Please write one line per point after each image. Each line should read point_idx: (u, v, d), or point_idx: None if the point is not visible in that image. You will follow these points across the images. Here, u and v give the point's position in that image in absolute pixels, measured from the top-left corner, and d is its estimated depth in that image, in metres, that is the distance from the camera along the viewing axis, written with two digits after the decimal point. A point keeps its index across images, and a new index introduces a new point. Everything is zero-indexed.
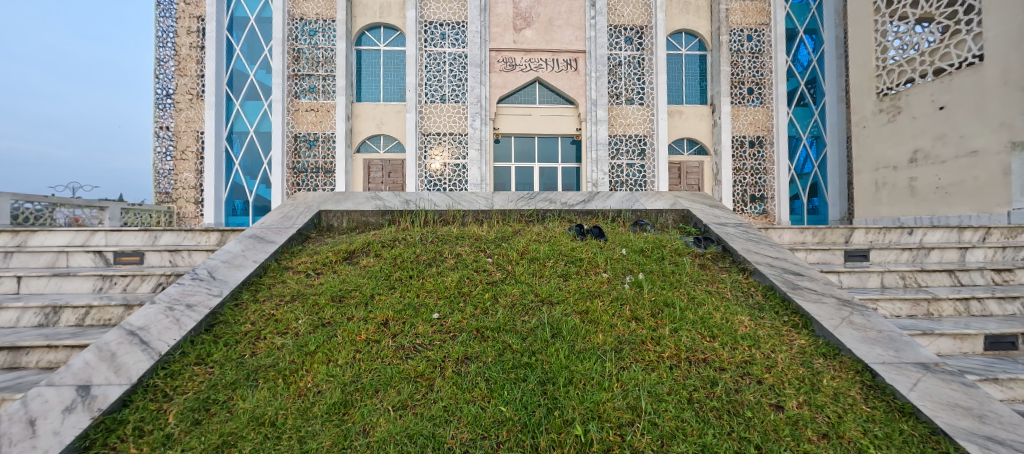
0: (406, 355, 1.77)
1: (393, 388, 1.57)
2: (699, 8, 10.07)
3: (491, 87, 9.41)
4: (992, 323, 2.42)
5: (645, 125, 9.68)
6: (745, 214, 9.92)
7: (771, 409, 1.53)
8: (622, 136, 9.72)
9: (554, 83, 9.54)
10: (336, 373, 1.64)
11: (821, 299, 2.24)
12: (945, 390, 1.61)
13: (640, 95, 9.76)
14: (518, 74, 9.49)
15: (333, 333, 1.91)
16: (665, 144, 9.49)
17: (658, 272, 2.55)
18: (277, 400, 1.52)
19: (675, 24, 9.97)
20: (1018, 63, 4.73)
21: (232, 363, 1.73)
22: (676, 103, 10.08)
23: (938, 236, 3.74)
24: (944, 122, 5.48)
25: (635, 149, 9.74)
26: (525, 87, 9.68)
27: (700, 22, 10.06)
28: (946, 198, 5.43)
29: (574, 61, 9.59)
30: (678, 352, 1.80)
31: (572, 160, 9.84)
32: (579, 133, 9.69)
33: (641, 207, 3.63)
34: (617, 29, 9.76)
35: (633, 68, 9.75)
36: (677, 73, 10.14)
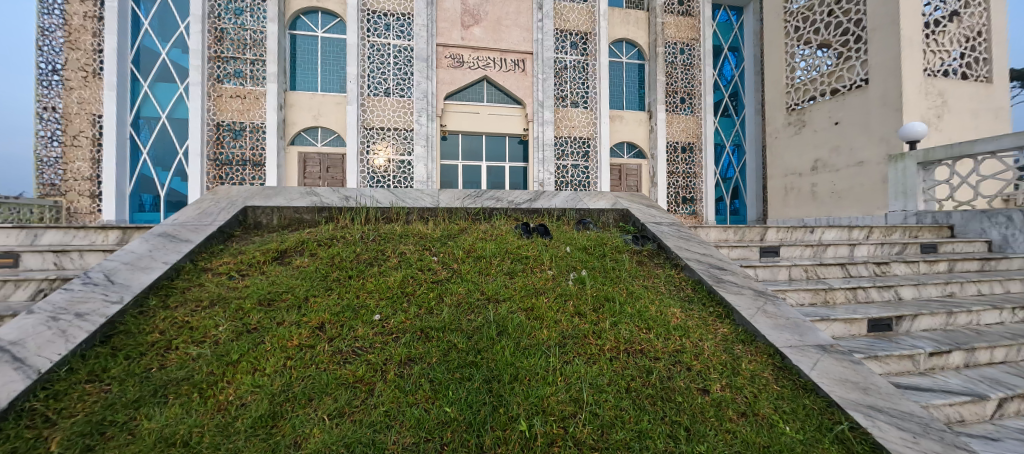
0: (343, 360, 1.68)
1: (329, 396, 1.49)
2: (638, 19, 10.62)
3: (438, 83, 9.23)
4: (873, 308, 2.83)
5: (588, 129, 10.05)
6: (678, 214, 10.64)
7: (699, 393, 1.67)
8: (567, 137, 10.00)
9: (501, 82, 9.58)
10: (263, 383, 1.52)
11: (740, 291, 2.48)
12: (839, 367, 1.85)
13: (584, 98, 10.11)
14: (465, 71, 9.40)
15: (260, 339, 1.77)
16: (607, 147, 9.92)
17: (599, 269, 2.68)
18: (190, 417, 1.38)
19: (617, 33, 10.44)
20: (894, 88, 5.55)
21: (135, 378, 1.54)
22: (617, 109, 10.57)
23: (833, 235, 4.29)
24: (838, 136, 6.32)
25: (578, 151, 10.07)
26: (472, 85, 9.60)
27: (638, 32, 10.61)
28: (839, 202, 6.26)
29: (521, 62, 9.71)
30: (618, 344, 1.90)
31: (518, 160, 9.95)
32: (526, 133, 9.82)
33: (585, 207, 3.75)
34: (563, 34, 10.02)
35: (577, 72, 10.07)
36: (618, 79, 10.63)
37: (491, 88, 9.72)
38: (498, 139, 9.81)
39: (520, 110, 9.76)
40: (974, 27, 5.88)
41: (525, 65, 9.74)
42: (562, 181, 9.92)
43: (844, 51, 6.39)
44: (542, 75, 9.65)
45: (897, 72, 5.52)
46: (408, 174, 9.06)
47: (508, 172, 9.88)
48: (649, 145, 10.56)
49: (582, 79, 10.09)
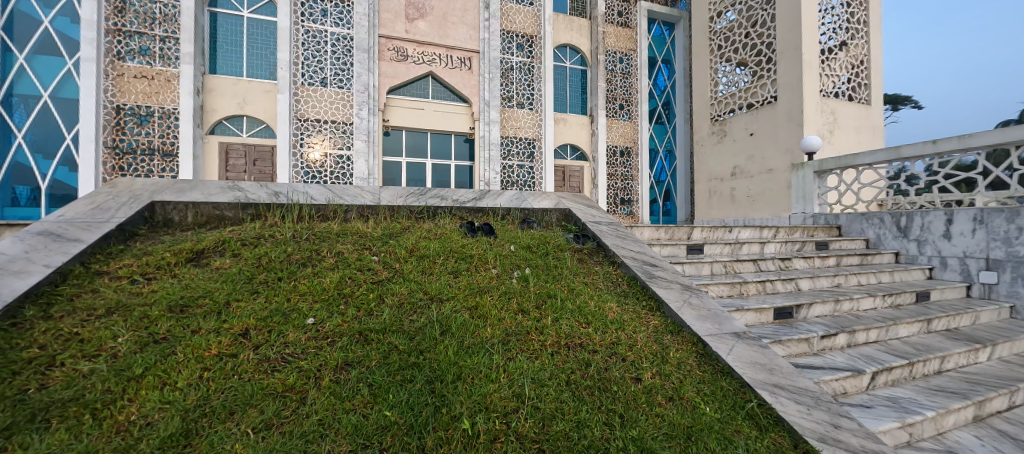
0: (271, 369, 1.58)
1: (254, 408, 1.40)
2: (581, 26, 11.01)
3: (381, 76, 8.89)
4: (779, 299, 3.21)
5: (533, 130, 10.25)
6: (616, 214, 11.19)
7: (632, 381, 1.79)
8: (513, 138, 10.11)
9: (447, 79, 9.45)
10: (174, 399, 1.39)
11: (669, 285, 2.69)
12: (749, 352, 2.08)
13: (530, 100, 10.29)
14: (410, 66, 9.16)
15: (171, 349, 1.61)
16: (551, 148, 10.19)
17: (543, 267, 2.77)
18: (81, 443, 1.23)
19: (561, 38, 10.75)
20: (797, 105, 6.30)
21: (6, 402, 1.33)
22: (561, 112, 10.88)
23: (749, 233, 4.78)
24: (753, 146, 7.06)
25: (524, 152, 10.21)
26: (416, 80, 9.37)
27: (581, 39, 11.00)
28: (753, 205, 6.98)
29: (468, 60, 9.66)
30: (557, 338, 1.97)
31: (464, 158, 9.88)
32: (472, 131, 9.79)
33: (528, 206, 3.84)
34: (510, 35, 10.12)
35: (523, 74, 10.23)
36: (562, 83, 10.95)
37: (436, 84, 9.55)
38: (443, 136, 9.66)
39: (466, 108, 9.70)
40: (859, 56, 6.85)
41: (471, 63, 9.70)
42: (508, 181, 9.99)
43: (758, 70, 7.14)
44: (488, 75, 9.67)
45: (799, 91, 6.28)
46: (348, 170, 8.63)
47: (453, 170, 9.77)
48: (591, 147, 11.00)
49: (528, 81, 10.26)
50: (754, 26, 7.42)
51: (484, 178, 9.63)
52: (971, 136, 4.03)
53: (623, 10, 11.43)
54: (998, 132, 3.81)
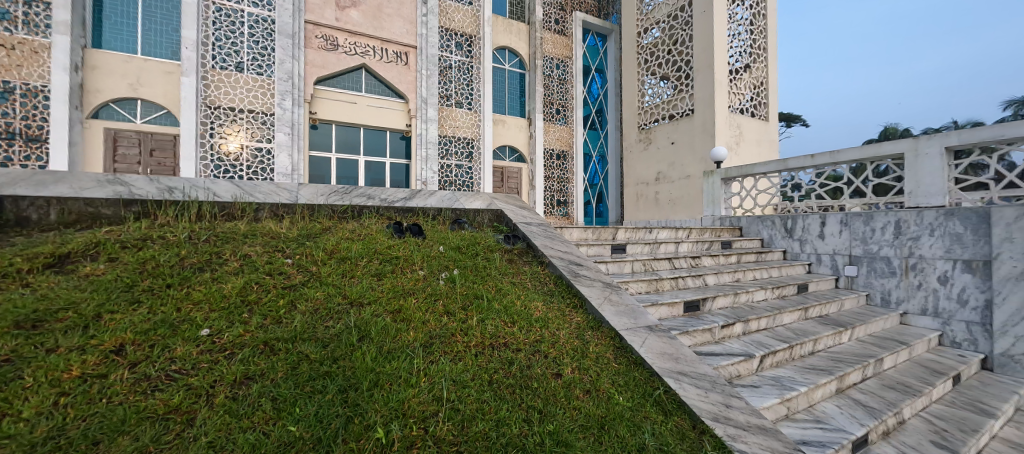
0: (150, 389, 1.39)
1: (126, 436, 1.23)
2: (520, 30, 11.18)
3: (307, 65, 8.27)
4: (688, 293, 3.54)
5: (472, 130, 10.19)
6: (552, 215, 11.50)
7: (552, 377, 1.86)
8: (452, 137, 9.96)
9: (381, 73, 9.05)
10: (18, 432, 1.18)
11: (592, 283, 2.83)
12: (659, 343, 2.26)
13: (469, 99, 10.22)
14: (340, 56, 8.64)
15: (15, 374, 1.36)
16: (490, 149, 10.22)
17: (471, 267, 2.76)
18: None
19: (500, 40, 10.81)
20: (709, 119, 7.05)
21: None
22: (500, 113, 10.93)
23: (667, 234, 5.18)
24: (674, 154, 7.78)
25: (462, 151, 10.11)
26: (348, 72, 8.86)
27: (520, 43, 11.17)
28: (674, 208, 7.69)
29: (404, 55, 9.35)
30: (482, 338, 1.99)
31: (401, 156, 9.49)
32: (408, 129, 9.48)
33: (460, 207, 3.81)
34: (448, 33, 9.96)
35: (462, 73, 10.12)
36: (501, 85, 11.00)
37: (369, 77, 9.10)
38: (378, 132, 9.21)
39: (402, 104, 9.38)
40: (760, 78, 7.76)
41: (408, 58, 9.40)
42: (445, 181, 9.83)
43: (678, 85, 7.87)
44: (426, 72, 9.45)
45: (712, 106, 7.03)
46: (269, 164, 7.86)
47: (389, 168, 9.35)
48: (529, 150, 11.21)
49: (467, 80, 10.19)
50: (675, 44, 8.12)
51: (420, 178, 9.40)
52: (839, 152, 4.74)
53: (559, 18, 11.82)
54: (859, 150, 4.52)
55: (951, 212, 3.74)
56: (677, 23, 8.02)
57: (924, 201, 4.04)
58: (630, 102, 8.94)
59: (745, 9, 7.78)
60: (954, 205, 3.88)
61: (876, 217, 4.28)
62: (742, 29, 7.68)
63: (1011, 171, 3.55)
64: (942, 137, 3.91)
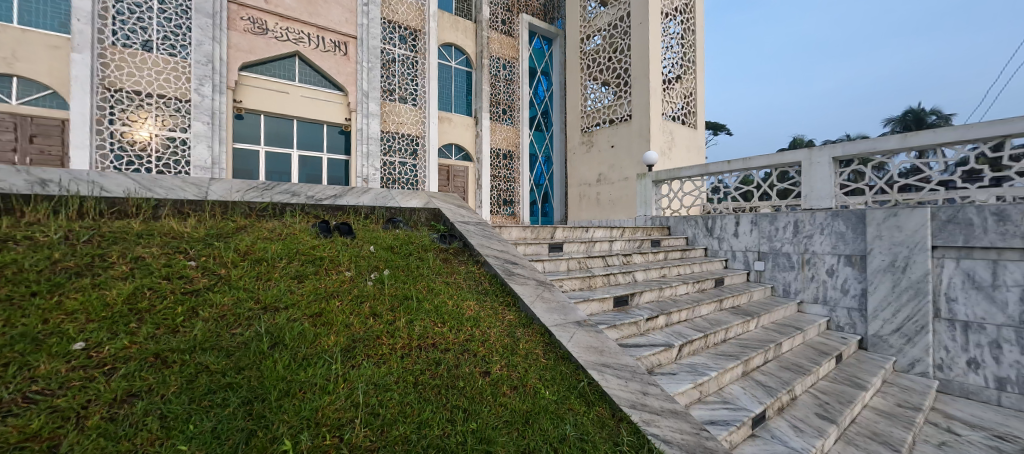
0: (1, 415, 1.20)
1: None
2: (467, 28, 11.06)
3: (230, 49, 7.45)
4: (619, 288, 3.74)
5: (416, 127, 9.86)
6: (499, 215, 11.50)
7: (480, 375, 1.87)
8: (395, 134, 9.55)
9: (317, 62, 8.44)
10: None
11: (526, 281, 2.88)
12: (587, 338, 2.36)
13: (413, 95, 9.90)
14: (270, 42, 7.92)
15: None
16: (435, 147, 10.00)
17: (403, 268, 2.69)
18: None
19: (446, 36, 10.61)
20: (645, 125, 7.61)
21: None
22: (446, 110, 10.72)
23: (603, 233, 5.41)
24: (614, 157, 8.30)
25: (406, 148, 9.76)
26: (279, 59, 8.14)
27: (467, 41, 11.04)
28: (614, 208, 8.21)
29: (343, 45, 8.82)
30: (409, 339, 1.95)
31: (339, 152, 8.90)
32: (348, 123, 8.93)
33: (395, 205, 3.69)
34: (391, 25, 9.58)
35: (406, 68, 9.79)
36: (447, 83, 10.80)
37: (303, 66, 8.44)
38: (314, 125, 8.56)
39: (341, 97, 8.83)
40: (689, 89, 8.40)
41: (348, 49, 8.88)
42: (388, 179, 9.40)
43: (618, 91, 8.36)
44: (367, 64, 9.00)
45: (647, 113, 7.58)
46: (184, 155, 6.92)
47: (326, 164, 8.70)
48: (475, 149, 11.12)
49: (412, 75, 9.86)
50: (615, 52, 8.56)
51: (361, 175, 8.89)
52: (750, 158, 5.27)
53: (506, 19, 11.88)
54: (766, 157, 5.05)
55: (837, 213, 4.30)
56: (616, 32, 8.44)
57: (817, 204, 4.59)
58: (574, 106, 9.33)
59: (677, 24, 8.36)
60: (839, 207, 4.45)
61: (779, 218, 4.80)
62: (674, 42, 8.26)
63: (881, 179, 4.16)
64: (831, 148, 4.49)
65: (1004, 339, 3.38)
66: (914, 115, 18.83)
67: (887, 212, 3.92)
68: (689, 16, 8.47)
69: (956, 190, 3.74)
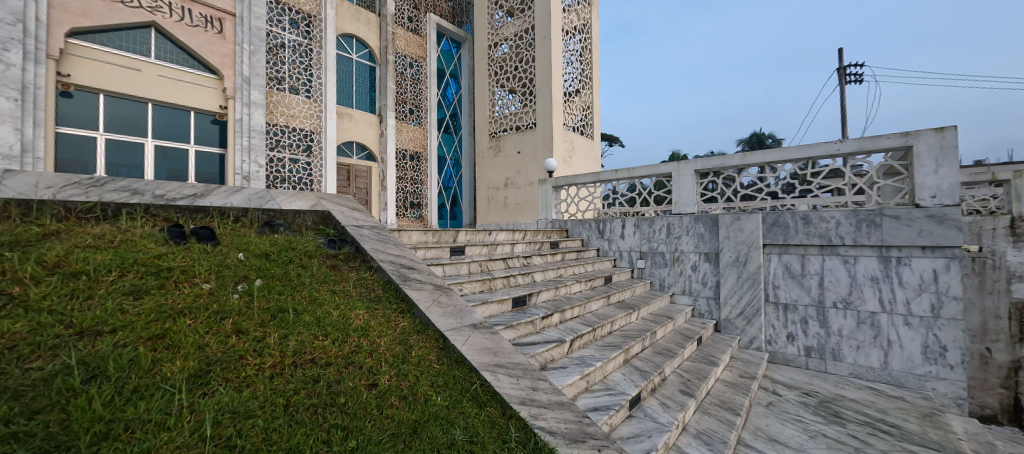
0: None
1: None
2: (369, 20, 10.41)
3: (54, 9, 5.80)
4: (517, 290, 3.86)
5: (311, 121, 8.81)
6: (405, 218, 11.00)
7: (364, 389, 1.76)
8: (283, 127, 8.35)
9: (181, 38, 6.96)
10: None
11: (422, 286, 2.74)
12: (482, 340, 2.36)
13: (307, 87, 8.82)
14: (116, 8, 6.30)
15: None
16: (334, 145, 9.00)
17: (280, 277, 2.40)
18: None
19: (345, 26, 9.84)
20: (548, 133, 8.04)
21: None
22: (346, 106, 9.94)
23: (505, 235, 5.52)
24: (518, 162, 8.62)
25: (298, 144, 8.60)
26: (126, 28, 6.49)
27: (368, 33, 10.39)
28: (519, 211, 8.58)
29: (217, 22, 7.42)
30: (281, 358, 1.77)
31: (213, 144, 7.44)
32: (223, 112, 7.52)
33: (275, 207, 3.27)
34: (280, 6, 8.44)
35: (298, 55, 8.69)
36: (347, 76, 10.02)
37: (161, 39, 6.87)
38: (176, 111, 7.04)
39: (216, 81, 7.42)
40: (587, 103, 9.09)
41: (223, 26, 7.50)
42: (275, 177, 8.15)
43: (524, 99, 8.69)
44: (249, 46, 7.71)
45: (550, 122, 8.02)
46: None
47: (192, 157, 7.18)
48: (379, 148, 10.51)
49: (304, 64, 8.78)
50: (521, 62, 8.89)
51: (241, 171, 7.52)
52: (633, 168, 5.89)
53: (412, 16, 11.48)
54: (647, 168, 5.69)
55: (698, 218, 5.02)
56: (522, 43, 8.76)
57: (682, 209, 5.27)
58: (482, 110, 9.44)
59: (576, 42, 9.00)
60: (700, 212, 5.19)
61: (656, 221, 5.43)
62: (573, 58, 8.87)
63: (730, 190, 4.99)
64: (693, 163, 5.21)
65: (809, 316, 4.30)
66: (756, 137, 23.04)
67: (732, 216, 4.70)
68: (587, 36, 9.18)
69: (780, 199, 4.64)
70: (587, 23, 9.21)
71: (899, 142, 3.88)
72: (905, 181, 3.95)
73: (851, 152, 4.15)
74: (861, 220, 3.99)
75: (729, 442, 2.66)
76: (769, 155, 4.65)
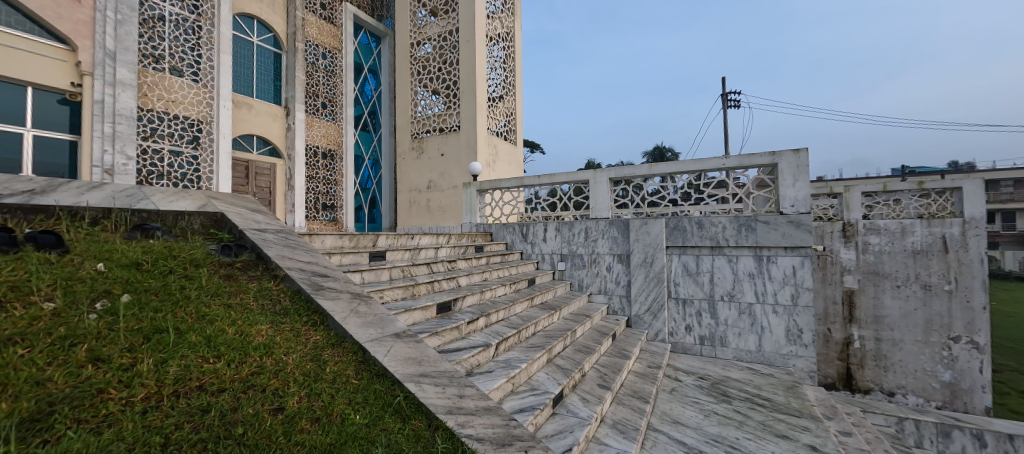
0: None
1: None
2: (274, 2, 9.45)
3: None
4: (443, 295, 3.74)
5: (199, 108, 7.66)
6: (317, 221, 10.11)
7: (268, 415, 1.55)
8: (161, 114, 7.13)
9: None
10: None
11: (338, 295, 2.49)
12: (405, 349, 2.20)
13: (193, 69, 7.65)
14: None
15: None
16: (229, 137, 7.91)
17: (156, 291, 2.01)
18: None
19: (245, 5, 8.81)
20: (472, 137, 8.00)
21: None
22: (244, 94, 8.86)
23: (428, 240, 5.33)
24: (442, 165, 8.46)
25: (182, 134, 7.42)
26: None
27: (273, 16, 9.42)
28: (443, 215, 8.41)
29: None
30: (158, 388, 1.49)
31: (62, 129, 6.10)
32: (76, 90, 6.16)
33: (151, 207, 2.76)
34: None
35: (182, 32, 7.50)
36: (246, 61, 8.95)
37: None
38: (6, 85, 5.66)
39: (65, 52, 6.06)
40: (510, 109, 9.23)
41: None
42: (149, 171, 6.93)
43: (447, 101, 8.56)
44: (115, 15, 6.44)
45: (474, 126, 7.99)
46: None
47: (29, 143, 5.79)
48: (285, 144, 9.53)
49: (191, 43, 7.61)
50: (444, 64, 8.75)
51: (103, 164, 6.25)
52: (554, 175, 6.09)
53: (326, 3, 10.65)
54: (567, 174, 5.94)
55: (612, 222, 5.37)
56: (446, 44, 8.63)
57: (598, 214, 5.58)
58: (403, 110, 9.10)
59: (500, 48, 9.11)
60: (614, 217, 5.54)
61: (575, 225, 5.68)
62: (497, 64, 8.97)
63: (639, 196, 5.41)
64: (608, 171, 5.57)
65: (703, 309, 4.81)
66: (659, 150, 25.43)
67: (641, 221, 5.11)
68: (509, 44, 9.35)
69: (679, 206, 5.15)
70: (510, 32, 9.39)
71: (768, 160, 4.53)
72: (772, 192, 4.63)
73: (733, 167, 4.75)
74: (741, 224, 4.59)
75: (641, 428, 2.85)
76: (670, 167, 5.14)
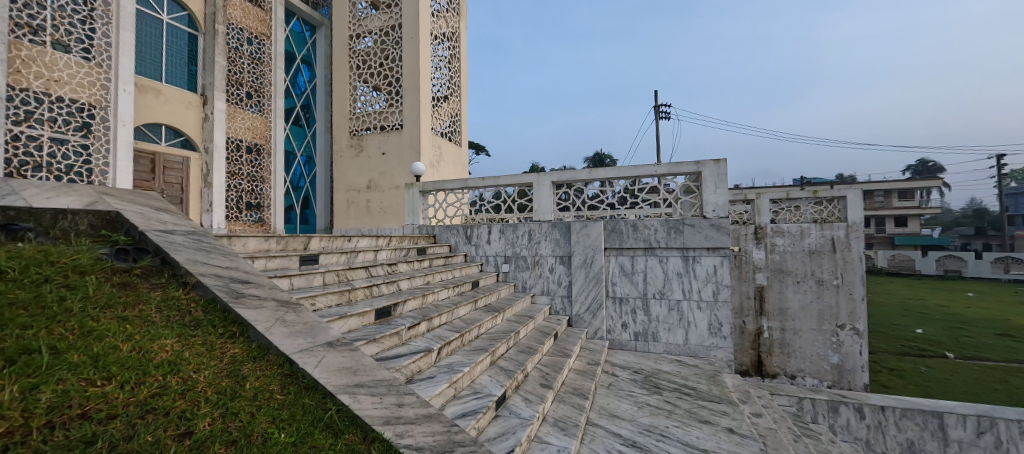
0: None
1: None
2: None
3: None
4: (382, 300, 3.58)
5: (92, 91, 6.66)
6: (240, 221, 9.25)
7: (172, 441, 1.36)
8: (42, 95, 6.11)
9: None
10: None
11: (261, 304, 2.27)
12: (338, 358, 2.05)
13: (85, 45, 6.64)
14: None
15: None
16: (131, 126, 6.97)
17: (26, 305, 1.70)
18: None
19: None
20: (414, 136, 7.78)
21: None
22: (151, 78, 7.86)
23: (366, 242, 5.08)
24: (382, 164, 8.13)
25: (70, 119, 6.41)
26: None
27: None
28: (383, 216, 8.09)
29: None
30: (25, 420, 1.25)
31: None
32: None
33: (21, 205, 2.32)
34: None
35: None
36: (154, 41, 7.97)
37: None
38: None
39: None
40: (455, 109, 9.12)
41: None
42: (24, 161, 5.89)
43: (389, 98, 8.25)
44: None
45: (417, 125, 7.78)
46: None
47: None
48: (202, 136, 8.61)
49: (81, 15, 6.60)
50: (386, 59, 8.45)
51: None
52: (499, 177, 6.09)
53: None
54: (512, 177, 5.97)
55: (554, 225, 5.49)
56: (388, 40, 8.34)
57: (541, 217, 5.66)
58: (340, 104, 8.62)
59: (444, 48, 8.98)
60: (556, 220, 5.66)
61: (518, 227, 5.72)
62: (442, 64, 8.82)
63: (580, 200, 5.58)
64: (551, 174, 5.62)
65: (638, 307, 5.07)
66: (598, 156, 26.65)
67: (581, 223, 5.29)
68: (454, 44, 9.25)
69: (616, 210, 5.40)
70: (455, 32, 9.29)
71: (693, 168, 4.88)
72: (697, 198, 5.01)
73: (664, 173, 5.07)
74: (671, 227, 4.91)
75: (580, 424, 2.92)
76: (609, 172, 5.36)
